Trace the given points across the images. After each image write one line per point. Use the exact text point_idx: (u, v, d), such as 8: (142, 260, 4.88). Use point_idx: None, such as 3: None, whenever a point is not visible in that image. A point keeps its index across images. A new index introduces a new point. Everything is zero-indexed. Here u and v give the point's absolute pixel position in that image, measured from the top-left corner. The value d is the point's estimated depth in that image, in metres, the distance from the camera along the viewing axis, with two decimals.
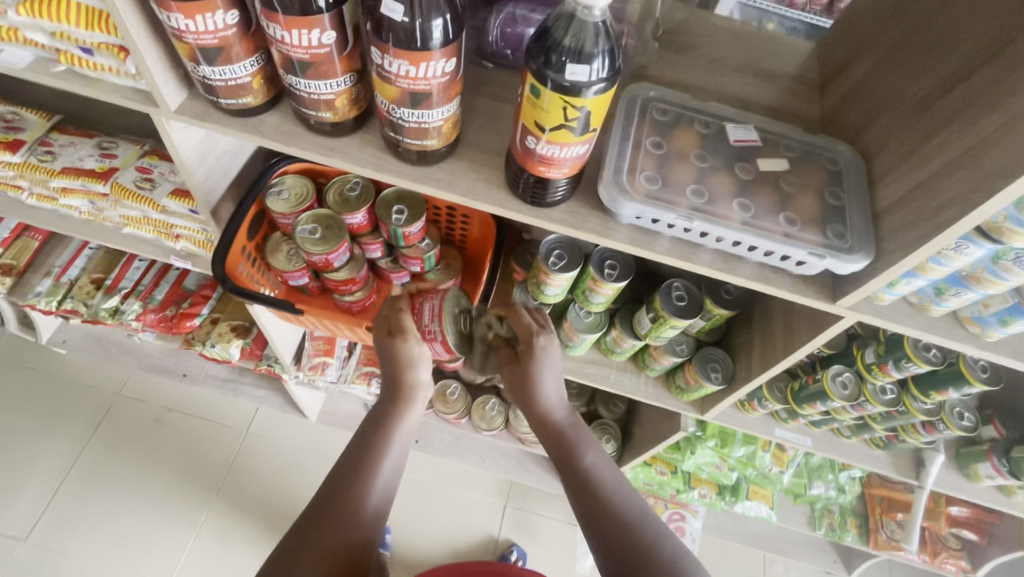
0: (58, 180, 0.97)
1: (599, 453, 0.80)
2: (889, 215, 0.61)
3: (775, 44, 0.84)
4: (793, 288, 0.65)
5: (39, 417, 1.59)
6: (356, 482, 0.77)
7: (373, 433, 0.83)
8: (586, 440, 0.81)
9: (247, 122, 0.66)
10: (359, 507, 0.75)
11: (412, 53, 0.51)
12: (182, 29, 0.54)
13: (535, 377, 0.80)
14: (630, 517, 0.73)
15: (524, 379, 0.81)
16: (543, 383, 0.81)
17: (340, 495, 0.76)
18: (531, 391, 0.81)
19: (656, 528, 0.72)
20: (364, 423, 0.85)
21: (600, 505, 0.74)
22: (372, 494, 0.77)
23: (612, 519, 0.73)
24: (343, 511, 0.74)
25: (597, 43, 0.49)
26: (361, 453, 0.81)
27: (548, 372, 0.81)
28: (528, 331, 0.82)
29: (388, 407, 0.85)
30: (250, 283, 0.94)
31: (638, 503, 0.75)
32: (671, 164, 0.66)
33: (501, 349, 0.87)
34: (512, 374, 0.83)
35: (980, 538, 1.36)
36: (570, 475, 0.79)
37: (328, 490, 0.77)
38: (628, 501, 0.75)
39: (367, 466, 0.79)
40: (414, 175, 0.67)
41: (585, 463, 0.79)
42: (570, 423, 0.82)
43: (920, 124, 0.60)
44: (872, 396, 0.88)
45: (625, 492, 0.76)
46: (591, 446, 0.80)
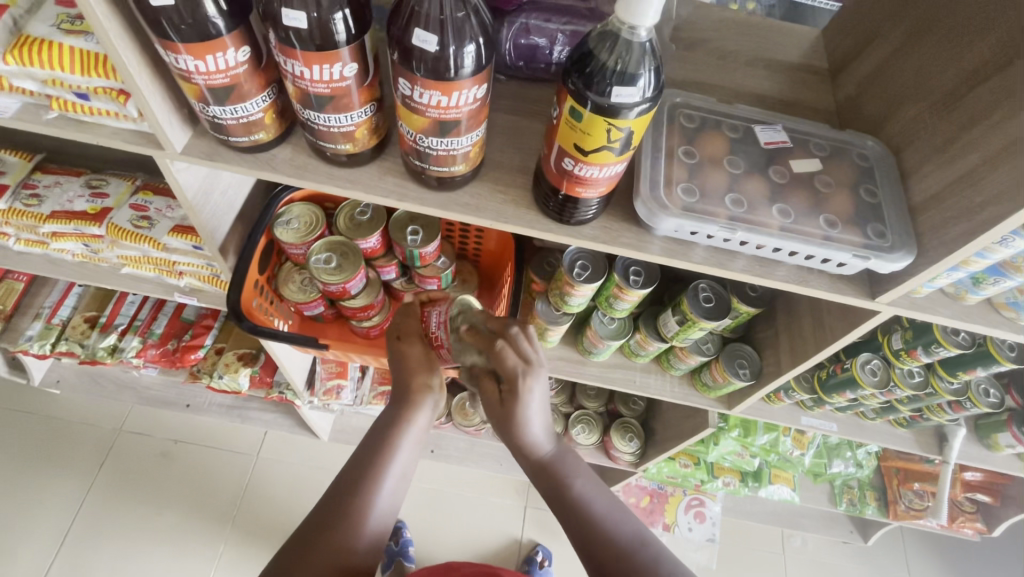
0: (47, 224, 0.92)
1: (587, 478, 0.78)
2: (927, 210, 0.60)
3: (783, 34, 0.83)
4: (833, 289, 0.64)
5: (38, 462, 1.53)
6: (357, 504, 0.73)
7: (375, 446, 0.78)
8: (573, 464, 0.78)
9: (259, 158, 0.63)
10: (361, 530, 0.72)
11: (443, 82, 0.49)
12: (190, 70, 0.51)
13: (517, 415, 0.73)
14: (622, 540, 0.72)
15: (507, 417, 0.74)
16: (528, 419, 0.74)
17: (341, 516, 0.72)
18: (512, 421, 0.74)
19: (647, 549, 0.71)
20: (368, 436, 0.80)
21: (589, 528, 0.73)
22: (373, 516, 0.74)
23: (603, 542, 0.72)
24: (343, 536, 0.70)
25: (641, 63, 0.47)
26: (362, 470, 0.76)
27: (534, 413, 0.73)
28: (514, 378, 0.71)
29: (390, 417, 0.80)
30: (266, 318, 0.90)
31: (627, 522, 0.75)
32: (704, 172, 0.66)
33: (485, 384, 0.76)
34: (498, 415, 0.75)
35: (994, 499, 1.39)
36: (554, 499, 0.77)
37: (325, 511, 0.73)
38: (618, 524, 0.74)
39: (368, 486, 0.75)
40: (438, 201, 0.64)
41: (571, 490, 0.76)
42: (558, 453, 0.78)
43: (951, 117, 0.59)
44: (901, 380, 0.89)
45: (613, 514, 0.75)
46: (580, 471, 0.78)
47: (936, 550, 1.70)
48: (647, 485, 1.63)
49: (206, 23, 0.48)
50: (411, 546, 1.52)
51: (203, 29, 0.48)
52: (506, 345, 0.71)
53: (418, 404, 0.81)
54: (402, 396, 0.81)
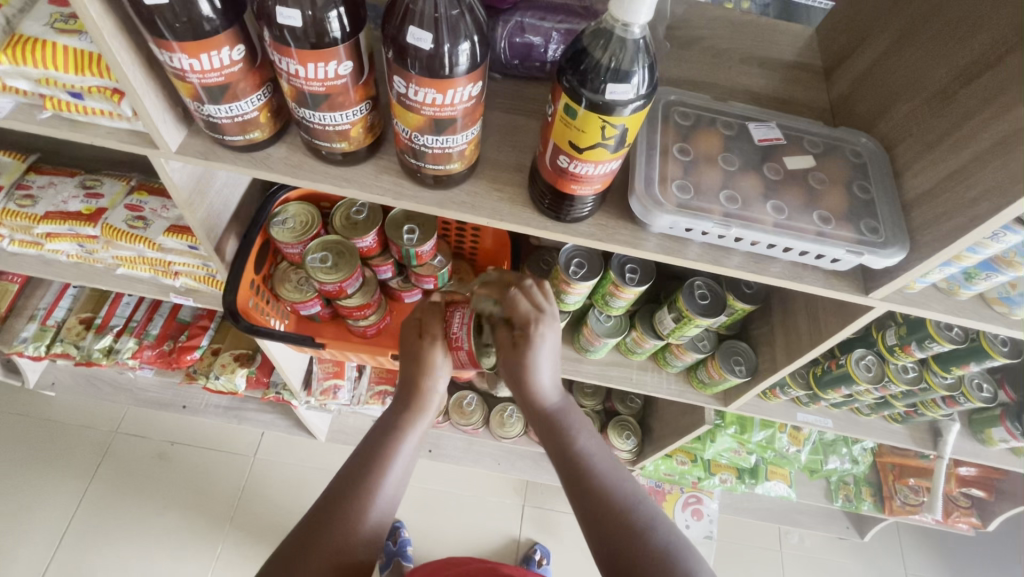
0: (42, 225, 0.91)
1: (590, 438, 0.77)
2: (920, 206, 0.60)
3: (777, 32, 0.84)
4: (827, 284, 0.64)
5: (34, 464, 1.53)
6: (356, 497, 0.74)
7: (378, 443, 0.79)
8: (576, 424, 0.77)
9: (254, 157, 0.63)
10: (361, 524, 0.72)
11: (438, 81, 0.49)
12: (184, 69, 0.51)
13: (524, 363, 0.73)
14: (625, 503, 0.71)
15: (517, 366, 0.74)
16: (536, 369, 0.74)
17: (341, 510, 0.72)
18: (522, 374, 0.74)
19: (647, 514, 0.70)
20: (370, 433, 0.82)
21: (591, 489, 0.72)
22: (373, 509, 0.74)
23: (604, 504, 0.71)
24: (343, 529, 0.71)
25: (635, 60, 0.47)
26: (364, 465, 0.77)
27: (544, 359, 0.74)
28: (526, 318, 0.73)
29: (395, 417, 0.82)
30: (261, 318, 0.90)
31: (631, 487, 0.74)
32: (699, 169, 0.66)
33: (498, 335, 0.76)
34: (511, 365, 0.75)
35: (988, 494, 1.40)
36: (559, 456, 0.76)
37: (325, 505, 0.73)
38: (621, 487, 0.73)
39: (370, 481, 0.76)
40: (434, 199, 0.64)
41: (574, 449, 0.75)
42: (561, 408, 0.77)
43: (943, 113, 0.60)
44: (896, 375, 0.90)
45: (615, 477, 0.74)
46: (582, 433, 0.77)
47: (932, 546, 1.71)
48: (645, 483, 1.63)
49: (200, 21, 0.48)
50: (409, 545, 1.52)
51: (198, 27, 0.48)
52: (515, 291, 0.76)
53: (422, 412, 0.82)
54: (406, 395, 0.82)
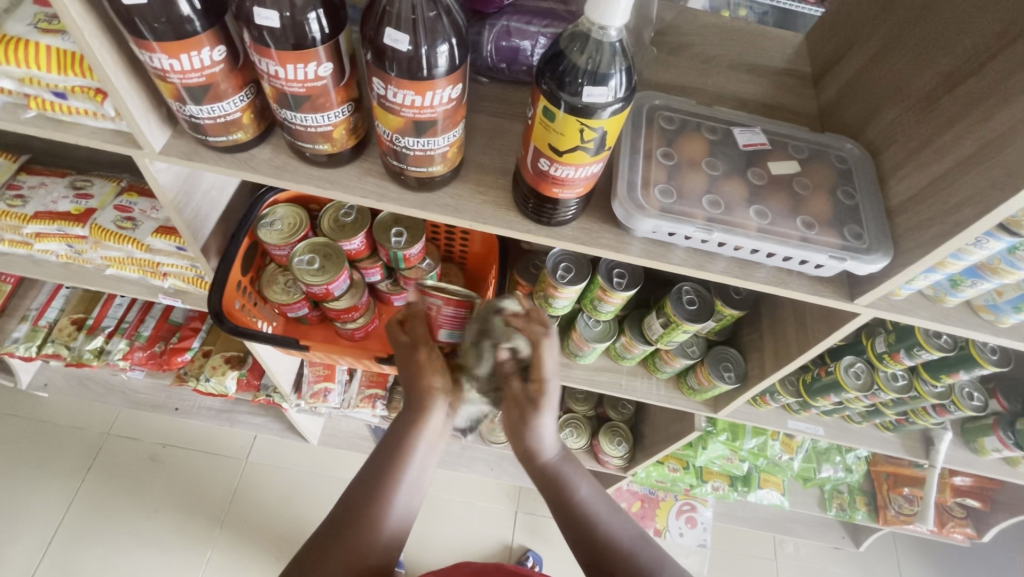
0: (31, 225, 0.91)
1: (588, 483, 0.79)
2: (904, 212, 0.60)
3: (766, 38, 0.84)
4: (811, 290, 0.64)
5: (25, 465, 1.52)
6: (372, 505, 0.74)
7: (389, 451, 0.77)
8: (574, 472, 0.79)
9: (238, 158, 0.63)
10: (376, 532, 0.73)
11: (417, 82, 0.49)
12: (165, 69, 0.51)
13: (532, 423, 0.73)
14: (627, 547, 0.74)
15: (523, 425, 0.74)
16: (541, 430, 0.74)
17: (358, 519, 0.73)
18: (524, 430, 0.75)
19: (647, 553, 0.74)
20: (381, 441, 0.79)
21: (592, 532, 0.75)
22: (389, 516, 0.74)
23: (607, 549, 0.74)
24: (361, 537, 0.72)
25: (613, 63, 0.47)
26: (376, 474, 0.76)
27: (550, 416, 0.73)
28: (544, 376, 0.70)
29: (402, 421, 0.78)
30: (249, 320, 0.90)
31: (632, 532, 0.76)
32: (683, 173, 0.66)
33: (506, 383, 0.74)
34: (512, 422, 0.75)
35: (983, 504, 1.38)
36: (556, 504, 0.78)
37: (341, 515, 0.74)
38: (623, 532, 0.76)
39: (384, 489, 0.75)
40: (418, 202, 0.63)
41: (572, 497, 0.77)
42: (562, 459, 0.78)
43: (928, 119, 0.60)
44: (885, 383, 0.89)
45: (616, 523, 0.77)
46: (580, 478, 0.78)
47: (928, 556, 1.69)
48: (638, 490, 1.62)
49: (180, 22, 0.48)
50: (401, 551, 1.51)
51: (178, 28, 0.48)
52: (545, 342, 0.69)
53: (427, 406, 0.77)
54: (414, 400, 0.77)
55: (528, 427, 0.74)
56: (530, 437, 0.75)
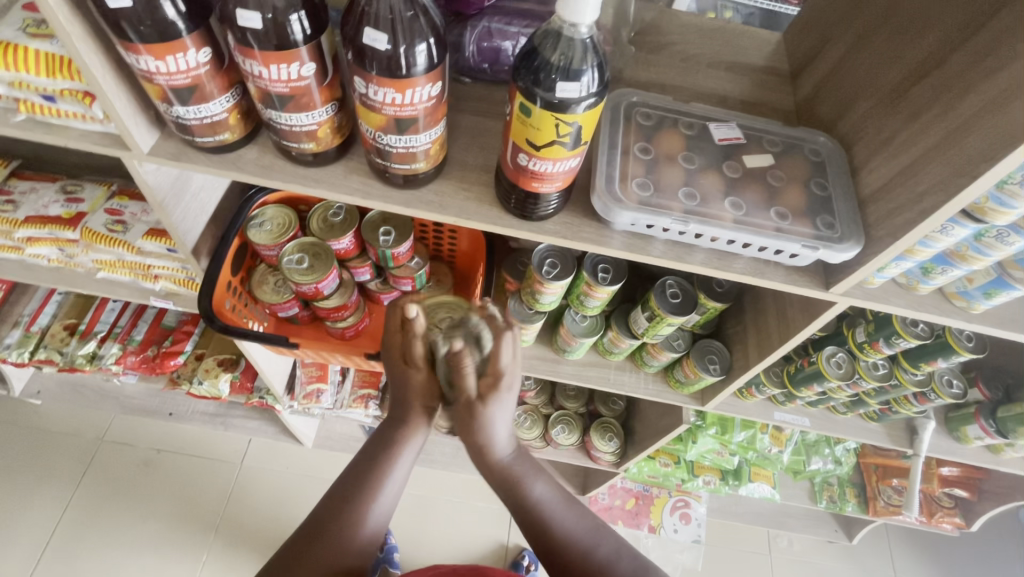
0: (22, 229, 0.92)
1: (543, 482, 0.78)
2: (874, 201, 0.62)
3: (744, 37, 0.86)
4: (788, 280, 0.66)
5: (18, 473, 1.52)
6: (355, 503, 0.76)
7: (375, 454, 0.79)
8: (530, 472, 0.77)
9: (225, 159, 0.64)
10: (354, 534, 0.74)
11: (397, 80, 0.50)
12: (152, 70, 0.52)
13: (480, 417, 0.71)
14: (584, 543, 0.76)
15: (470, 420, 0.71)
16: (494, 424, 0.72)
17: (343, 513, 0.75)
18: (473, 427, 0.72)
19: (608, 547, 0.76)
20: (369, 442, 0.81)
21: (551, 525, 0.76)
22: (370, 515, 0.76)
23: (562, 548, 0.75)
24: (340, 535, 0.73)
25: (584, 59, 0.49)
26: (359, 481, 0.77)
27: (498, 417, 0.72)
28: (500, 370, 0.69)
29: (390, 434, 0.79)
30: (239, 319, 0.91)
31: (585, 526, 0.78)
32: (660, 167, 0.68)
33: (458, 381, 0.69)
34: (463, 419, 0.72)
35: (971, 495, 1.40)
36: (517, 505, 0.77)
37: (327, 508, 0.76)
38: (583, 526, 0.77)
39: (364, 494, 0.77)
40: (402, 200, 0.65)
41: (526, 496, 0.76)
42: (523, 458, 0.77)
43: (896, 112, 0.62)
44: (866, 372, 0.91)
45: (577, 519, 0.78)
46: (536, 480, 0.77)
47: (920, 548, 1.71)
48: (632, 487, 1.66)
49: (165, 24, 0.50)
50: (396, 552, 1.51)
51: (163, 30, 0.50)
52: (503, 335, 0.68)
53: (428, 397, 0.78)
54: (398, 414, 0.79)
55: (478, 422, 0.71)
56: (479, 434, 0.72)
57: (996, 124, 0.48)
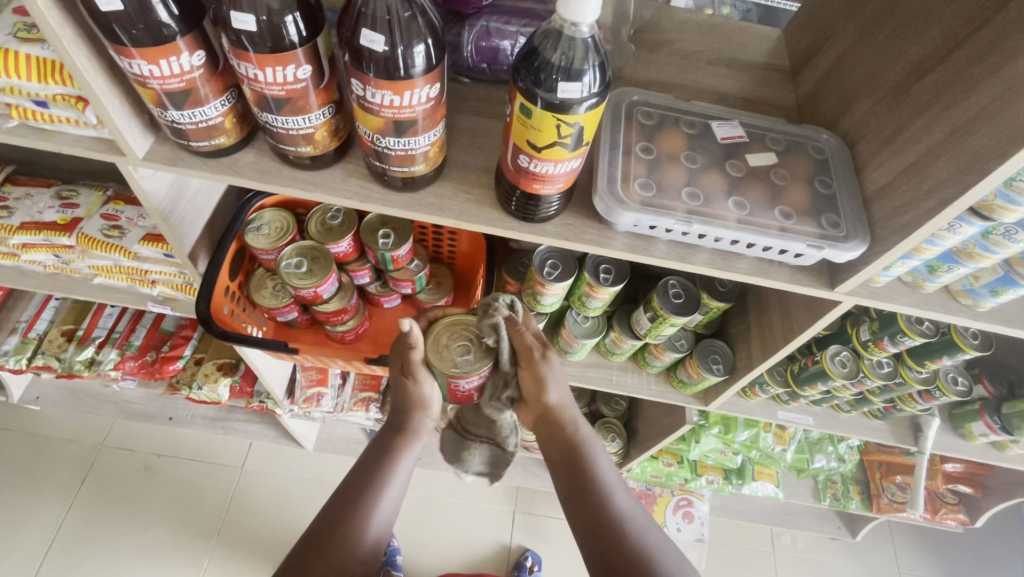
0: (17, 236, 0.91)
1: (606, 455, 0.76)
2: (879, 199, 0.61)
3: (744, 34, 0.85)
4: (792, 280, 0.65)
5: (17, 480, 1.51)
6: (366, 500, 0.75)
7: (379, 455, 0.79)
8: (593, 443, 0.76)
9: (221, 163, 0.63)
10: (363, 530, 0.73)
11: (395, 82, 0.49)
12: (145, 74, 0.51)
13: (548, 366, 0.72)
14: (636, 524, 0.70)
15: (537, 372, 0.73)
16: (551, 382, 0.73)
17: (353, 513, 0.73)
18: (544, 377, 0.73)
19: (653, 536, 0.70)
20: (377, 439, 0.82)
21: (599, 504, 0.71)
22: (377, 512, 0.75)
23: (613, 526, 0.69)
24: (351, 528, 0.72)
25: (586, 59, 0.48)
26: (376, 469, 0.78)
27: (554, 379, 0.73)
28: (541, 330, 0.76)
29: (392, 441, 0.81)
30: (238, 324, 0.90)
31: (638, 509, 0.72)
32: (662, 167, 0.67)
33: (518, 338, 0.72)
34: (533, 375, 0.73)
35: (975, 491, 1.40)
36: (568, 476, 0.74)
37: (340, 503, 0.75)
38: (632, 509, 0.72)
39: (379, 484, 0.77)
40: (401, 202, 0.64)
41: (592, 464, 0.73)
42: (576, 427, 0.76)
43: (901, 108, 0.61)
44: (871, 370, 0.90)
45: (625, 500, 0.72)
46: (599, 447, 0.76)
47: (923, 544, 1.70)
48: (636, 487, 1.61)
49: (158, 27, 0.49)
50: (399, 555, 1.50)
51: (156, 33, 0.49)
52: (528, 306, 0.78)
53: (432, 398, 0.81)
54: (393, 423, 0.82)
55: (546, 376, 0.73)
56: (551, 387, 0.73)
57: (1004, 120, 0.48)
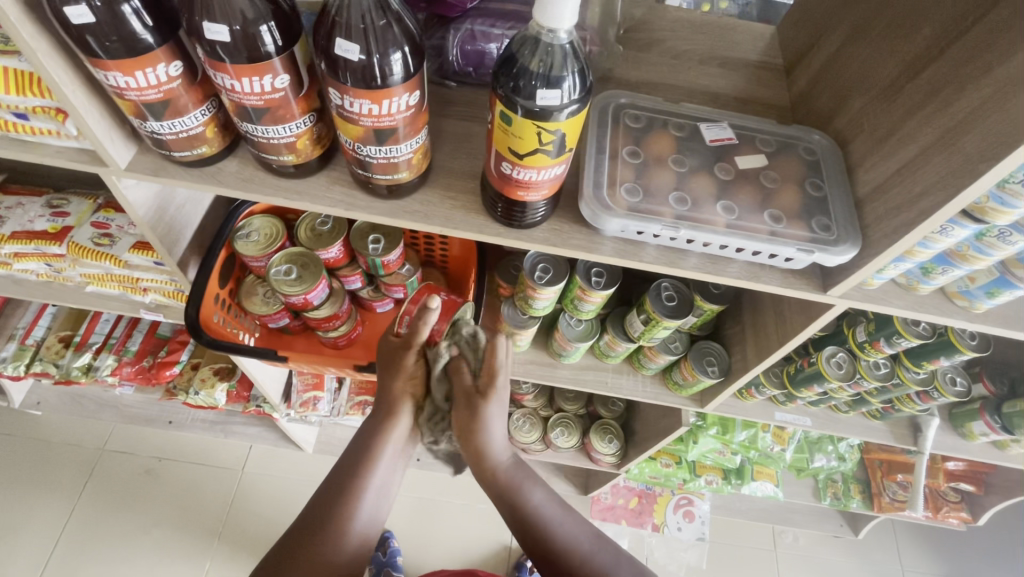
0: (8, 245, 0.91)
1: (542, 489, 0.77)
2: (871, 201, 0.60)
3: (736, 31, 0.83)
4: (784, 283, 0.64)
5: (20, 484, 1.52)
6: (338, 511, 0.73)
7: (350, 466, 0.76)
8: (528, 480, 0.76)
9: (205, 172, 0.63)
10: (340, 540, 0.71)
11: (373, 91, 0.48)
12: (122, 86, 0.51)
13: (480, 416, 0.71)
14: (581, 551, 0.72)
15: (473, 417, 0.72)
16: (490, 424, 0.72)
17: (329, 524, 0.72)
18: (475, 427, 0.72)
19: (607, 551, 0.73)
20: (354, 441, 0.78)
21: (548, 537, 0.73)
22: (357, 520, 0.73)
23: (560, 555, 0.72)
24: (323, 547, 0.70)
25: (565, 65, 0.47)
26: (343, 483, 0.75)
27: (496, 420, 0.73)
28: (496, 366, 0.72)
29: (365, 442, 0.76)
30: (230, 333, 0.90)
31: (587, 535, 0.75)
32: (650, 171, 0.66)
33: (456, 379, 0.73)
34: (464, 421, 0.73)
35: (977, 489, 1.39)
36: (511, 514, 0.75)
37: (314, 515, 0.73)
38: (581, 534, 0.74)
39: (349, 495, 0.74)
40: (387, 210, 0.63)
41: (524, 502, 0.74)
42: (513, 465, 0.76)
43: (893, 108, 0.60)
44: (867, 372, 0.89)
45: (573, 525, 0.75)
46: (532, 486, 0.76)
47: (925, 541, 1.69)
48: (635, 486, 1.65)
49: (133, 38, 0.48)
50: (399, 556, 1.50)
51: (131, 44, 0.48)
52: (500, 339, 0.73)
53: (415, 349, 0.73)
54: (384, 406, 0.76)
55: (479, 425, 0.72)
56: (481, 435, 0.73)
57: (998, 121, 0.46)
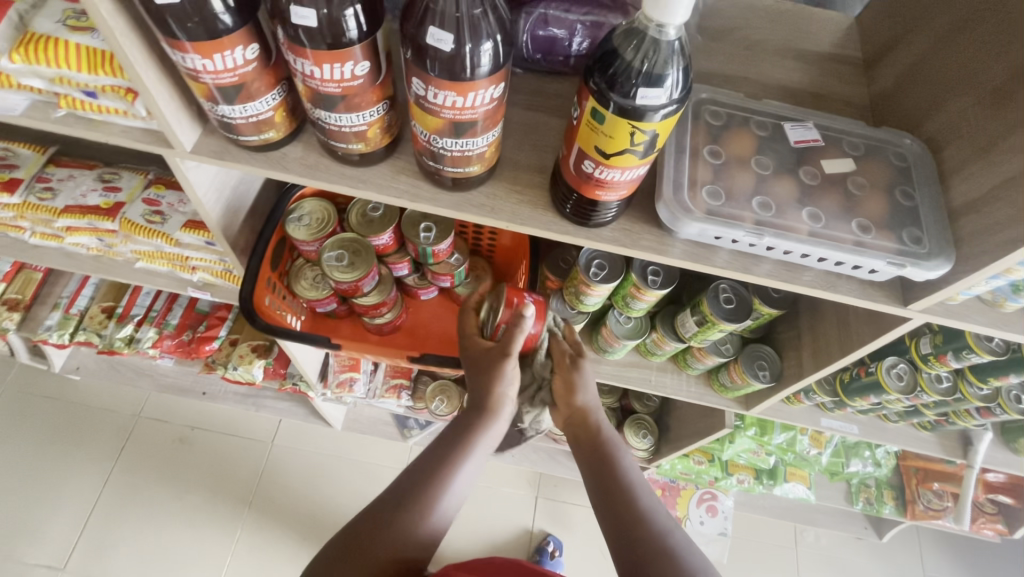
0: (62, 219, 0.91)
1: (628, 457, 0.80)
2: (966, 214, 0.57)
3: (815, 21, 0.79)
4: (862, 295, 0.61)
5: (60, 445, 1.57)
6: (418, 499, 0.73)
7: (439, 454, 0.77)
8: (620, 446, 0.80)
9: (269, 157, 0.61)
10: (417, 526, 0.71)
11: (459, 83, 0.46)
12: (198, 69, 0.49)
13: (579, 377, 0.79)
14: (655, 525, 0.71)
15: (572, 380, 0.79)
16: (588, 388, 0.79)
17: (407, 506, 0.72)
18: (574, 385, 0.79)
19: (679, 536, 0.70)
20: (438, 436, 0.80)
21: (627, 502, 0.74)
22: (436, 508, 0.73)
23: (636, 522, 0.71)
24: (399, 531, 0.70)
25: (668, 63, 0.44)
26: (426, 470, 0.76)
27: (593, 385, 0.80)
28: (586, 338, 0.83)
29: (454, 434, 0.79)
30: (279, 316, 0.90)
31: (663, 512, 0.74)
32: (730, 172, 0.63)
33: (556, 348, 0.82)
34: (564, 380, 0.80)
35: (1016, 501, 1.36)
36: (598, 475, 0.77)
37: (395, 500, 0.73)
38: (658, 511, 0.73)
39: (432, 484, 0.75)
40: (453, 203, 0.62)
41: (611, 465, 0.77)
42: (607, 429, 0.80)
43: (998, 117, 0.54)
44: (929, 386, 0.86)
45: (652, 499, 0.75)
46: (624, 452, 0.79)
47: (951, 549, 1.68)
48: (659, 478, 1.64)
49: (213, 21, 0.46)
50: None
51: (211, 27, 0.46)
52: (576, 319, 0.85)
53: (514, 356, 0.75)
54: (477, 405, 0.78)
55: (576, 386, 0.79)
56: (581, 393, 0.79)
57: None
